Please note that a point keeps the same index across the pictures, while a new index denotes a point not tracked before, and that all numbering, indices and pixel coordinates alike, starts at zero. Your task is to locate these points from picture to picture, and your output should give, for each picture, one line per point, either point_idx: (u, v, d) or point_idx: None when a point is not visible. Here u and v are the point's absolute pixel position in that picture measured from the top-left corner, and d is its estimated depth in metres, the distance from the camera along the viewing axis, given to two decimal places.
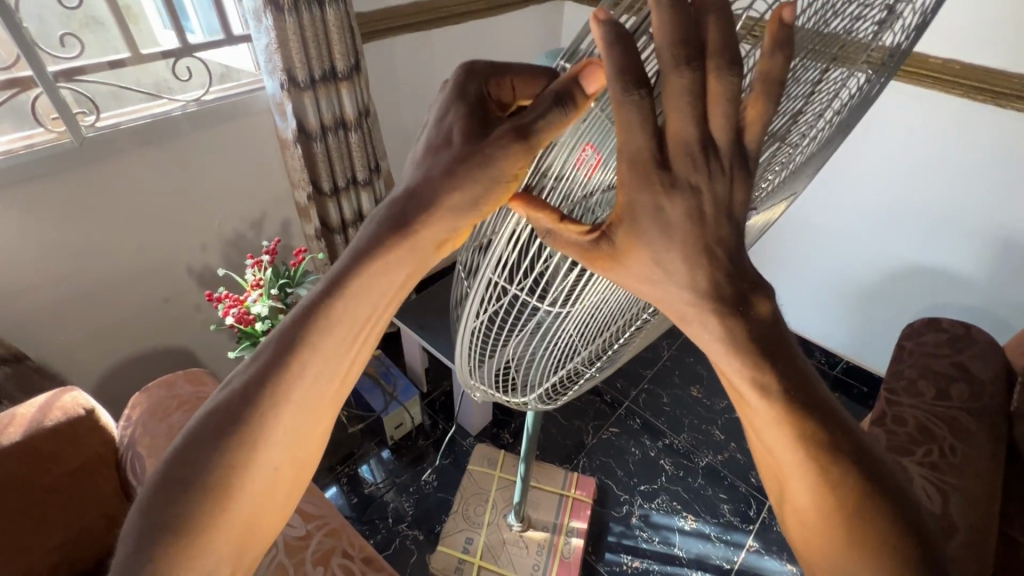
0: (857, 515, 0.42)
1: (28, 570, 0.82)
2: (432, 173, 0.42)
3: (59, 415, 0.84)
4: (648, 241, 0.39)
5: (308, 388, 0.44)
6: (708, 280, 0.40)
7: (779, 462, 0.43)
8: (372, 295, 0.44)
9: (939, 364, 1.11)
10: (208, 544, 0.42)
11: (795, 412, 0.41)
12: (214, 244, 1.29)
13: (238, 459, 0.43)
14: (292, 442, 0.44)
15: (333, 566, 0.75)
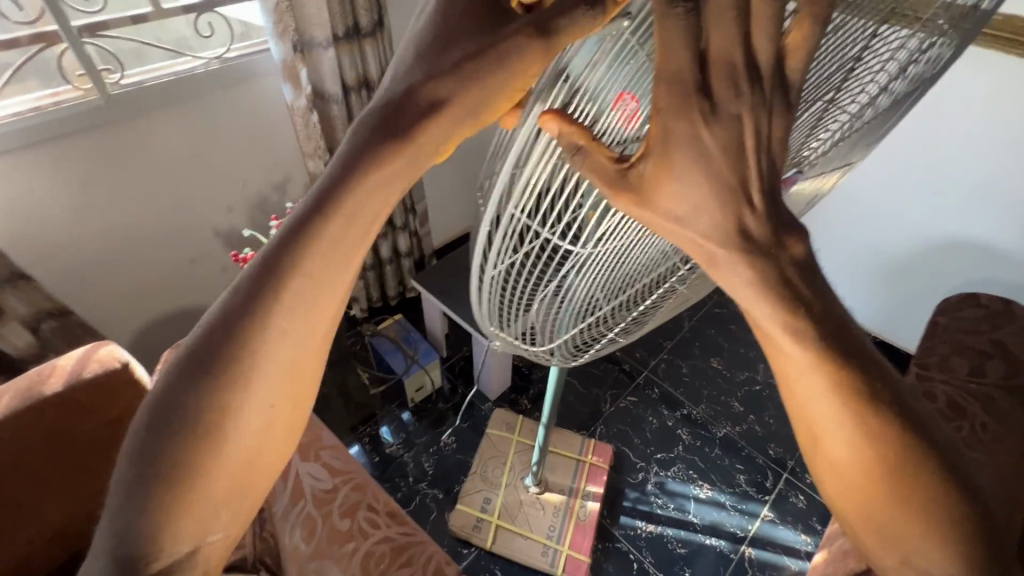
0: (893, 461, 0.41)
1: (72, 512, 0.87)
2: (453, 31, 0.37)
3: (97, 367, 0.87)
4: (680, 171, 0.37)
5: (324, 272, 0.40)
6: (741, 228, 0.39)
7: (813, 413, 0.41)
8: (396, 166, 0.38)
9: (975, 341, 1.07)
10: (225, 432, 0.39)
11: (832, 358, 0.40)
12: (239, 206, 1.30)
13: (250, 343, 0.39)
14: (305, 329, 0.40)
15: (359, 519, 0.78)
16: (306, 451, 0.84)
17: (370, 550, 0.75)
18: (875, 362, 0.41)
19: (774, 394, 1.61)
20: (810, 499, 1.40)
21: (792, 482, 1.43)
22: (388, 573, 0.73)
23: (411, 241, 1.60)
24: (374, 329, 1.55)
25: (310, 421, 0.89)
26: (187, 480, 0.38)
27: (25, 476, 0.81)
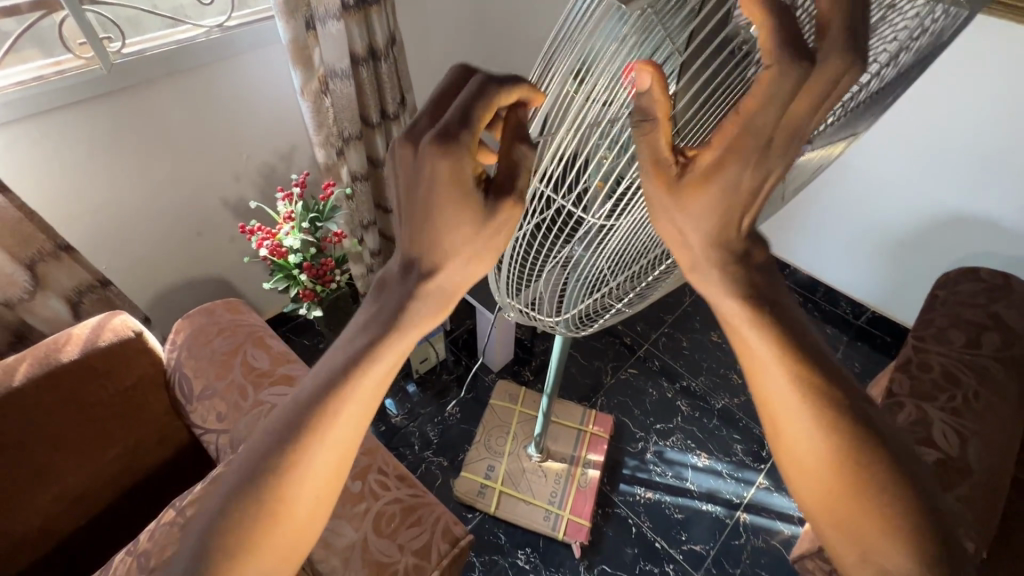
0: (852, 455, 0.43)
1: (92, 476, 0.89)
2: (461, 224, 0.43)
3: (111, 336, 0.89)
4: (721, 183, 0.40)
5: (363, 399, 0.46)
6: (724, 246, 0.43)
7: (775, 406, 0.45)
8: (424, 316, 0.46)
9: (972, 314, 1.09)
10: (270, 533, 0.44)
11: (792, 354, 0.44)
12: (244, 177, 1.29)
13: (295, 459, 0.44)
14: (342, 444, 0.46)
15: (370, 481, 0.81)
16: None
17: (382, 510, 0.78)
18: (834, 364, 0.45)
19: None
20: None
21: None
22: (399, 531, 0.76)
23: None
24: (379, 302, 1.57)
25: None
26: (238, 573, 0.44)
27: (47, 440, 0.84)
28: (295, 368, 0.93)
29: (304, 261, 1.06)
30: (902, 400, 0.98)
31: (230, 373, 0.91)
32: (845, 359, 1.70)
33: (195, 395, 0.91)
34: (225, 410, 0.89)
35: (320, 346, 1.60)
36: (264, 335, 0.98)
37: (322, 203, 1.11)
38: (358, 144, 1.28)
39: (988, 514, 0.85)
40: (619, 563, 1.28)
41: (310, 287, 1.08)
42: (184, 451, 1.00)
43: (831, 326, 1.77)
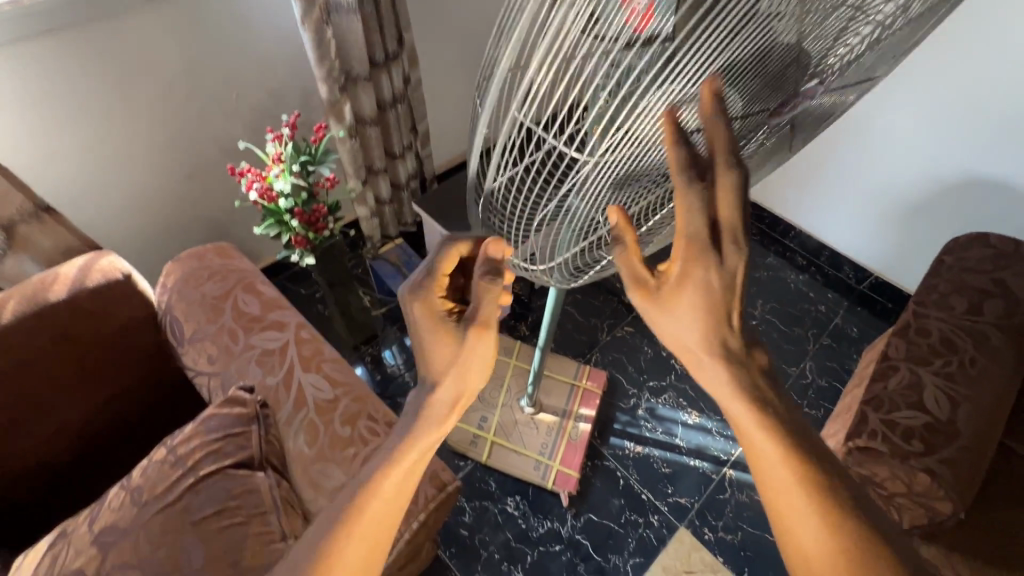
0: (872, 563, 0.42)
1: (88, 414, 0.90)
2: (447, 348, 0.52)
3: (99, 276, 0.88)
4: (693, 290, 0.43)
5: (394, 488, 0.50)
6: (722, 344, 0.45)
7: (786, 515, 0.44)
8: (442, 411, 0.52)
9: (977, 281, 1.06)
10: None
11: (795, 456, 0.44)
12: (234, 115, 1.24)
13: (336, 540, 0.48)
14: (378, 528, 0.49)
15: (360, 427, 0.81)
16: (308, 363, 0.86)
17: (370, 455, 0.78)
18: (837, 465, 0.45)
19: (768, 330, 1.67)
20: None
21: None
22: None
23: (414, 164, 1.56)
24: (376, 251, 1.54)
25: (312, 336, 0.91)
26: None
27: (41, 377, 0.84)
28: (286, 315, 0.92)
29: (295, 206, 1.03)
30: (897, 364, 0.97)
31: (221, 318, 0.91)
32: (844, 324, 1.68)
33: (186, 338, 0.91)
34: (216, 353, 0.88)
35: (316, 295, 1.60)
36: (255, 280, 0.96)
37: (314, 146, 1.06)
38: (367, 84, 1.23)
39: (971, 476, 0.86)
40: (605, 512, 1.32)
41: (302, 234, 1.06)
42: (179, 394, 1.01)
43: (833, 291, 1.74)
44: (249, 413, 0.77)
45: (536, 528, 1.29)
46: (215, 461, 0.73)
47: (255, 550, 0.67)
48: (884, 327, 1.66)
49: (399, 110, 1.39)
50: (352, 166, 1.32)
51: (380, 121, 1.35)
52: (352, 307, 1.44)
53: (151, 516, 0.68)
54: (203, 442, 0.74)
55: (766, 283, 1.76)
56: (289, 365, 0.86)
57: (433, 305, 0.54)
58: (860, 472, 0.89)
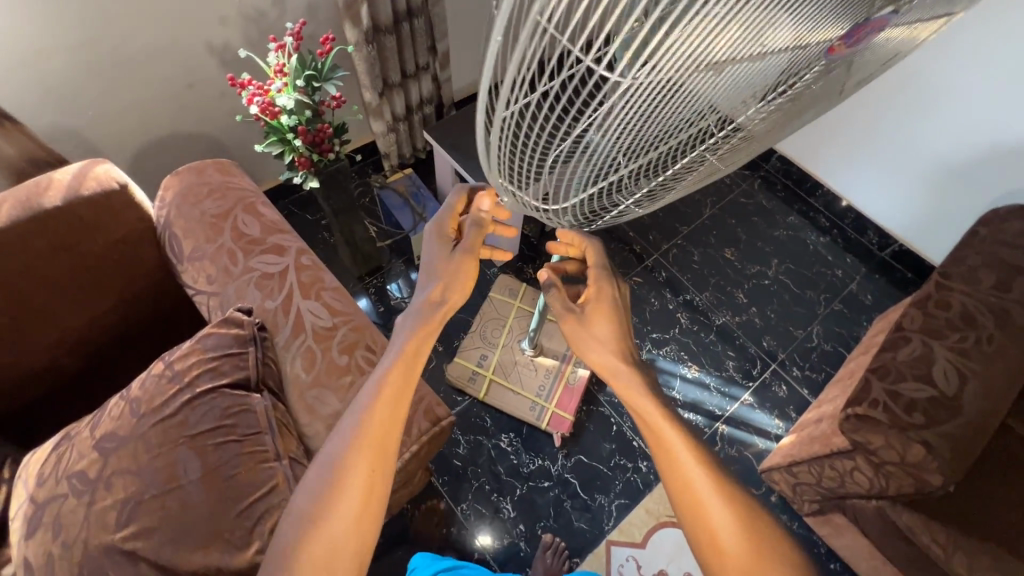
0: (748, 515, 0.57)
1: (89, 325, 0.91)
2: (438, 272, 0.73)
3: (94, 185, 0.85)
4: (602, 303, 0.70)
5: (388, 396, 0.65)
6: (625, 352, 0.67)
7: (695, 488, 0.58)
8: (427, 333, 0.70)
9: (1010, 255, 1.01)
10: (335, 508, 0.59)
11: (692, 440, 0.60)
12: (234, 20, 1.15)
13: (348, 444, 0.62)
14: (376, 431, 0.63)
15: (357, 356, 0.81)
16: (307, 290, 0.85)
17: None
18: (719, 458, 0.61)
19: (780, 290, 1.64)
20: (791, 390, 1.49)
21: (777, 373, 1.51)
22: None
23: (429, 87, 1.51)
24: (383, 182, 1.51)
25: (312, 263, 0.89)
26: (318, 532, 0.58)
27: (41, 285, 0.84)
28: (287, 240, 0.90)
29: (299, 125, 0.98)
30: (910, 335, 0.94)
31: (219, 238, 0.88)
32: (859, 290, 1.64)
33: (185, 256, 0.89)
34: (215, 274, 0.87)
35: (322, 222, 1.57)
36: (256, 202, 0.93)
37: (320, 61, 0.98)
38: None
39: (969, 454, 0.85)
40: (595, 455, 1.35)
41: (306, 155, 1.02)
42: (179, 309, 1.01)
43: (851, 255, 1.68)
44: (246, 335, 0.76)
45: (527, 464, 1.33)
46: (212, 379, 0.73)
47: (249, 467, 0.68)
48: (900, 296, 1.62)
49: (415, 24, 1.32)
50: (369, 77, 1.29)
51: (394, 33, 1.28)
52: (357, 236, 1.41)
53: (149, 427, 0.69)
54: (200, 359, 0.74)
55: (784, 242, 1.71)
56: (289, 291, 0.85)
57: (443, 231, 0.76)
58: (855, 438, 0.89)
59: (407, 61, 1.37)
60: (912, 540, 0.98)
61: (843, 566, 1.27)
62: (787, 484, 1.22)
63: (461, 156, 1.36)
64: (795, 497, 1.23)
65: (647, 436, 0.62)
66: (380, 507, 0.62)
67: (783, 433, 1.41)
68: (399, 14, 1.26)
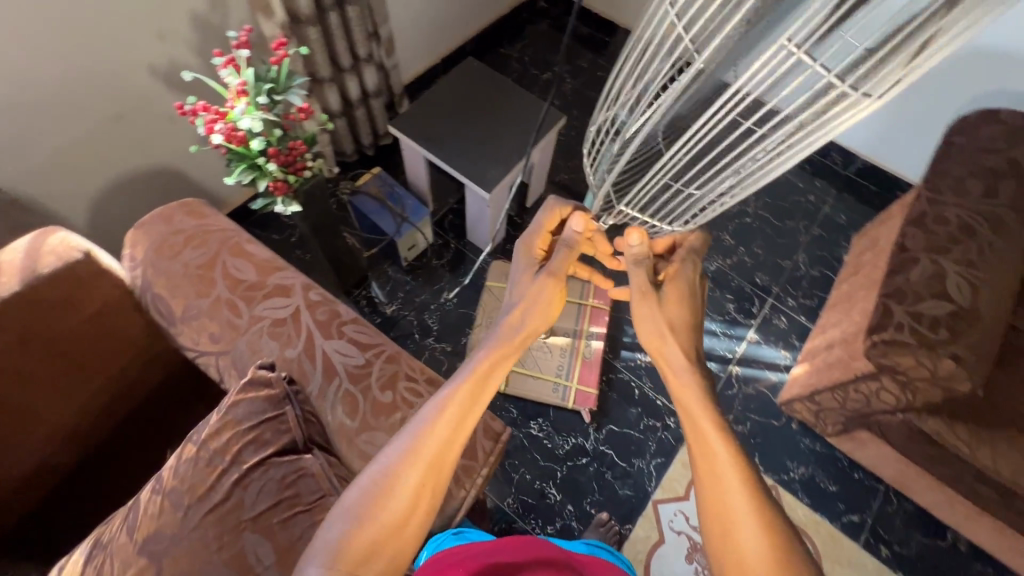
0: (783, 555, 0.50)
1: (81, 413, 0.80)
2: (527, 284, 0.69)
3: (54, 259, 0.74)
4: (681, 287, 0.65)
5: (459, 409, 0.60)
6: (682, 342, 0.63)
7: (730, 506, 0.53)
8: (511, 348, 0.66)
9: (989, 161, 1.06)
10: (369, 525, 0.54)
11: (737, 453, 0.56)
12: (173, 34, 1.01)
13: (409, 454, 0.57)
14: (435, 449, 0.57)
15: (401, 389, 0.75)
16: (327, 328, 0.78)
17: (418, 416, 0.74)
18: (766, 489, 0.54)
19: (762, 226, 1.67)
20: (790, 320, 1.54)
21: (775, 307, 1.56)
22: None
23: (377, 77, 1.40)
24: (353, 186, 1.40)
25: (323, 297, 0.81)
26: (353, 547, 0.53)
27: (18, 383, 0.73)
28: (288, 277, 0.82)
29: (269, 146, 0.88)
30: (917, 255, 0.98)
31: (214, 290, 0.79)
32: (832, 212, 1.70)
33: (177, 317, 0.79)
34: (219, 330, 0.78)
35: (292, 239, 1.45)
36: (241, 241, 0.84)
37: (275, 70, 0.88)
38: None
39: (990, 356, 0.91)
40: (624, 422, 1.36)
41: (282, 179, 0.91)
42: (176, 373, 0.91)
43: (820, 179, 1.73)
44: (279, 394, 0.69)
45: (562, 445, 1.33)
46: (256, 450, 0.67)
47: None
48: (870, 212, 1.69)
49: (350, 11, 1.21)
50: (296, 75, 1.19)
51: (318, 22, 1.18)
52: (338, 249, 1.31)
53: (201, 519, 0.62)
54: (236, 432, 0.67)
55: None
56: (307, 333, 0.77)
57: (533, 252, 0.73)
58: (884, 361, 0.94)
59: (341, 54, 1.25)
60: (938, 443, 1.05)
61: (867, 473, 1.35)
62: (809, 411, 1.29)
63: (435, 145, 1.28)
64: (818, 421, 1.29)
65: (691, 440, 0.58)
66: (421, 528, 0.56)
67: (792, 362, 1.46)
68: (322, 1, 1.16)
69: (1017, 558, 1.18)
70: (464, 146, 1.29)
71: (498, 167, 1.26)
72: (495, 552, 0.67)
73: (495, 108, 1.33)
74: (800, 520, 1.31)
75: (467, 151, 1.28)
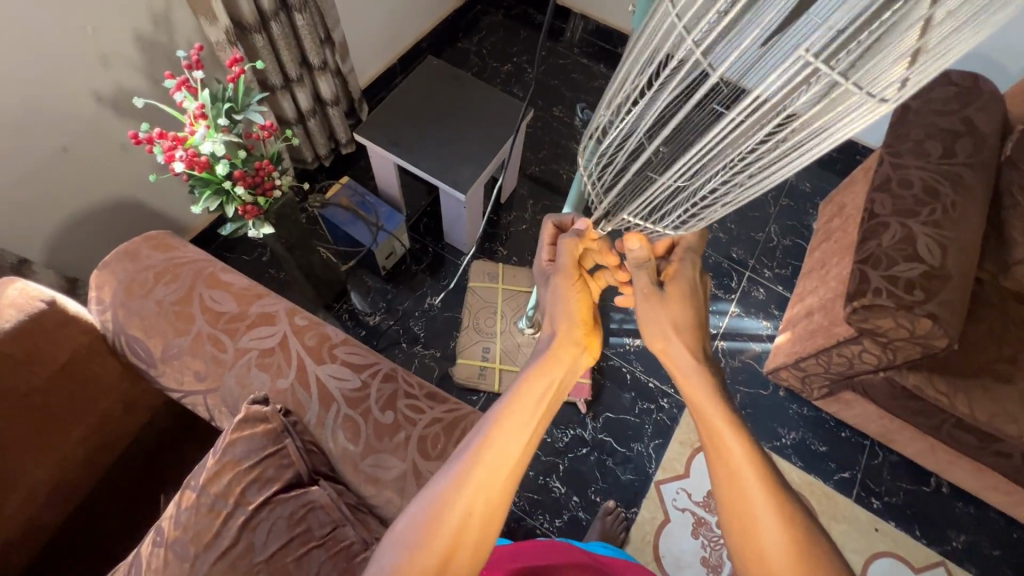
0: (803, 548, 0.52)
1: (64, 469, 0.75)
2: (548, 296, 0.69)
3: (15, 312, 0.69)
4: (683, 286, 0.65)
5: (512, 427, 0.57)
6: (696, 343, 0.64)
7: (749, 502, 0.54)
8: (557, 365, 0.62)
9: (945, 122, 1.10)
10: (421, 555, 0.51)
11: (755, 449, 0.57)
12: (116, 58, 0.95)
13: (460, 479, 0.53)
14: (489, 470, 0.54)
15: (402, 408, 0.74)
16: (318, 353, 0.76)
17: (423, 434, 0.72)
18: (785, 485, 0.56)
19: None
20: (768, 291, 1.58)
21: (753, 279, 1.60)
22: (449, 450, 0.72)
23: (333, 84, 1.36)
24: (323, 199, 1.35)
25: (310, 321, 0.79)
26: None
27: None
28: (271, 304, 0.79)
29: (233, 170, 0.84)
30: (886, 220, 1.01)
31: (193, 326, 0.76)
32: (798, 180, 1.74)
33: (157, 358, 0.75)
34: (204, 367, 0.75)
35: (264, 259, 1.40)
36: (215, 271, 0.80)
37: (232, 89, 0.84)
38: None
39: (962, 311, 0.95)
40: (620, 408, 1.37)
41: (251, 202, 0.88)
42: (160, 415, 0.87)
43: None
44: (277, 428, 0.67)
45: (561, 438, 1.34)
46: (260, 489, 0.64)
47: (343, 568, 0.62)
48: (834, 178, 1.74)
49: (297, 19, 1.17)
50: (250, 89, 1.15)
51: (263, 32, 1.13)
52: (314, 264, 1.28)
53: (210, 567, 0.60)
54: (237, 473, 0.64)
55: None
56: (298, 360, 0.75)
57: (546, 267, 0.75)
58: (865, 326, 0.97)
59: (289, 64, 1.21)
60: (919, 397, 1.10)
61: (853, 431, 1.41)
62: (795, 378, 1.32)
63: (403, 150, 1.25)
64: (804, 387, 1.33)
65: (706, 440, 0.59)
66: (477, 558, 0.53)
67: (774, 332, 1.50)
68: (264, 10, 1.11)
69: (997, 495, 1.25)
70: (434, 148, 1.26)
71: (471, 167, 1.24)
72: (520, 558, 0.76)
73: (460, 106, 1.31)
74: (796, 484, 1.35)
75: (436, 153, 1.25)
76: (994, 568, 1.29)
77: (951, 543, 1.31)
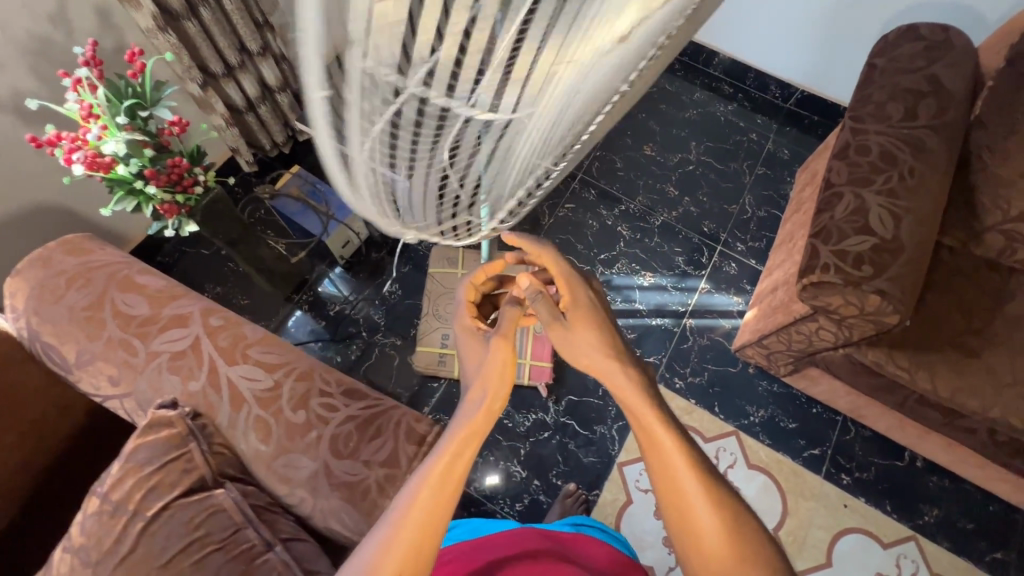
0: (733, 527, 0.53)
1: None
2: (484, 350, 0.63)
3: None
4: (586, 309, 0.61)
5: (440, 475, 0.55)
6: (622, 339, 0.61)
7: (682, 489, 0.54)
8: (478, 415, 0.59)
9: (907, 81, 1.02)
10: None
11: (682, 437, 0.56)
12: (10, 59, 0.92)
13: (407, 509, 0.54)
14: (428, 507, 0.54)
15: (315, 407, 0.73)
16: (230, 354, 0.75)
17: (335, 433, 0.72)
18: (714, 468, 0.55)
19: (706, 171, 1.64)
20: (740, 265, 1.53)
21: (725, 253, 1.55)
22: (360, 449, 0.71)
23: (279, 70, 1.31)
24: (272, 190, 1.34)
25: (225, 321, 0.78)
26: None
27: None
28: (185, 305, 0.78)
29: (144, 169, 0.82)
30: (841, 190, 0.96)
31: (105, 331, 0.75)
32: (776, 148, 1.66)
33: (72, 364, 0.75)
34: (116, 372, 0.74)
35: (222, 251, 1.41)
36: (130, 273, 0.79)
37: (136, 84, 0.82)
38: None
39: (915, 284, 0.90)
40: (583, 391, 1.36)
41: (169, 200, 0.87)
42: (97, 416, 0.88)
43: (761, 115, 1.69)
44: (181, 432, 0.67)
45: (523, 423, 1.33)
46: (160, 495, 0.65)
47: (241, 571, 0.62)
48: (814, 143, 1.66)
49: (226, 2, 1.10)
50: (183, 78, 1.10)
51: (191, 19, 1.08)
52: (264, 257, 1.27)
53: (112, 571, 0.61)
54: (139, 479, 0.65)
55: (697, 122, 1.70)
56: (210, 362, 0.74)
57: (472, 326, 0.68)
58: (817, 303, 0.93)
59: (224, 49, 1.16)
60: (880, 373, 1.06)
61: (824, 407, 1.37)
62: (761, 355, 1.28)
63: None
64: (770, 364, 1.29)
65: (639, 431, 0.57)
66: None
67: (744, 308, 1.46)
68: None
69: (969, 469, 1.21)
70: None
71: None
72: (484, 551, 0.76)
73: None
74: (762, 462, 1.33)
75: None
76: (967, 542, 1.26)
77: (923, 517, 1.28)
